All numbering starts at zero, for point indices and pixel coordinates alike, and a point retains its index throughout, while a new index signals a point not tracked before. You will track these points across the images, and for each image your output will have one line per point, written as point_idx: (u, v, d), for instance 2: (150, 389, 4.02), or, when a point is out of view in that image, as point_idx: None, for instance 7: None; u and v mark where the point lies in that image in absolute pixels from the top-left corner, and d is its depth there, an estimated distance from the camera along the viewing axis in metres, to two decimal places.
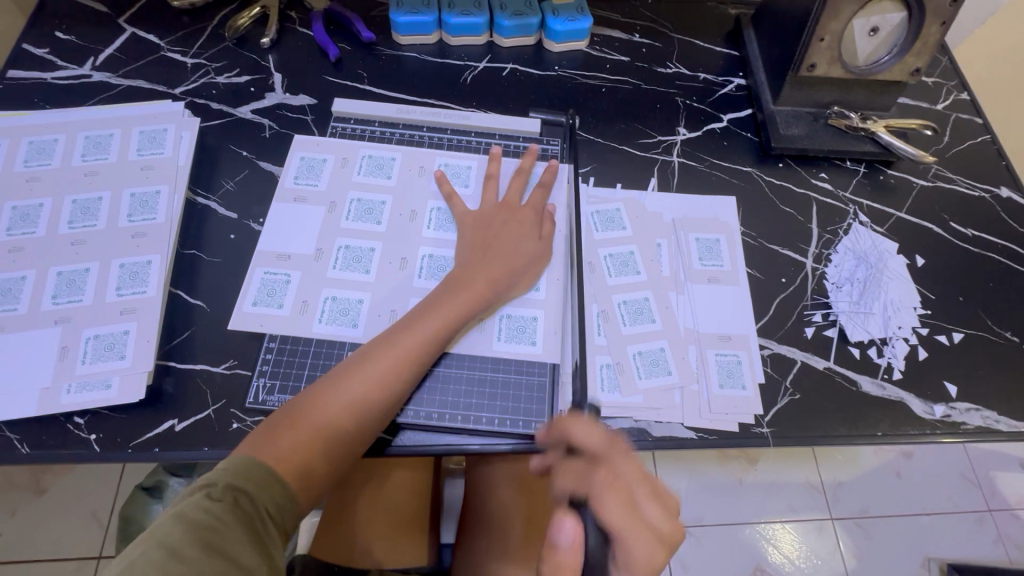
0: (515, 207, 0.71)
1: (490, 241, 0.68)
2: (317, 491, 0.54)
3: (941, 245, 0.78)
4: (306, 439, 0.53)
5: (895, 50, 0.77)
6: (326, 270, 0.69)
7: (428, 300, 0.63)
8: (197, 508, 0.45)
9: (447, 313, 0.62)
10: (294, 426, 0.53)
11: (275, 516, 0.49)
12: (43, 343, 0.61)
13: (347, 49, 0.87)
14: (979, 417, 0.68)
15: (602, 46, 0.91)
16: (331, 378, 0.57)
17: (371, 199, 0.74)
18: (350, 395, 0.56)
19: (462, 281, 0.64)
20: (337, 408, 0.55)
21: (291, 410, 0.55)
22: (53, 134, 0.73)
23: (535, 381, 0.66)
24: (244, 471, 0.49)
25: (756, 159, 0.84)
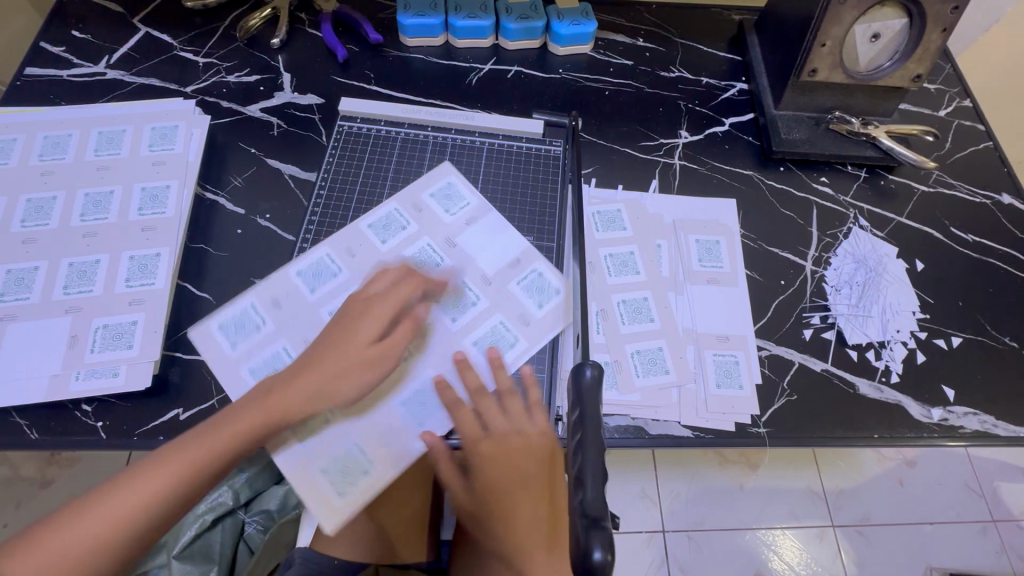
0: (408, 274, 0.63)
1: (344, 319, 0.59)
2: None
3: (941, 250, 0.79)
4: (47, 554, 0.46)
5: (896, 56, 0.78)
6: (292, 277, 0.67)
7: (267, 385, 0.56)
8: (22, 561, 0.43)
9: (271, 408, 0.54)
10: (31, 544, 0.46)
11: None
12: (54, 331, 0.62)
13: (355, 50, 0.89)
14: (977, 421, 0.68)
15: (606, 50, 0.92)
16: (151, 462, 0.50)
17: (388, 216, 0.73)
18: (138, 496, 0.49)
19: (299, 376, 0.56)
20: (112, 518, 0.47)
21: (73, 507, 0.48)
22: (67, 129, 0.75)
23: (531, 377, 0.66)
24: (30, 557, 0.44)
25: (757, 162, 0.84)
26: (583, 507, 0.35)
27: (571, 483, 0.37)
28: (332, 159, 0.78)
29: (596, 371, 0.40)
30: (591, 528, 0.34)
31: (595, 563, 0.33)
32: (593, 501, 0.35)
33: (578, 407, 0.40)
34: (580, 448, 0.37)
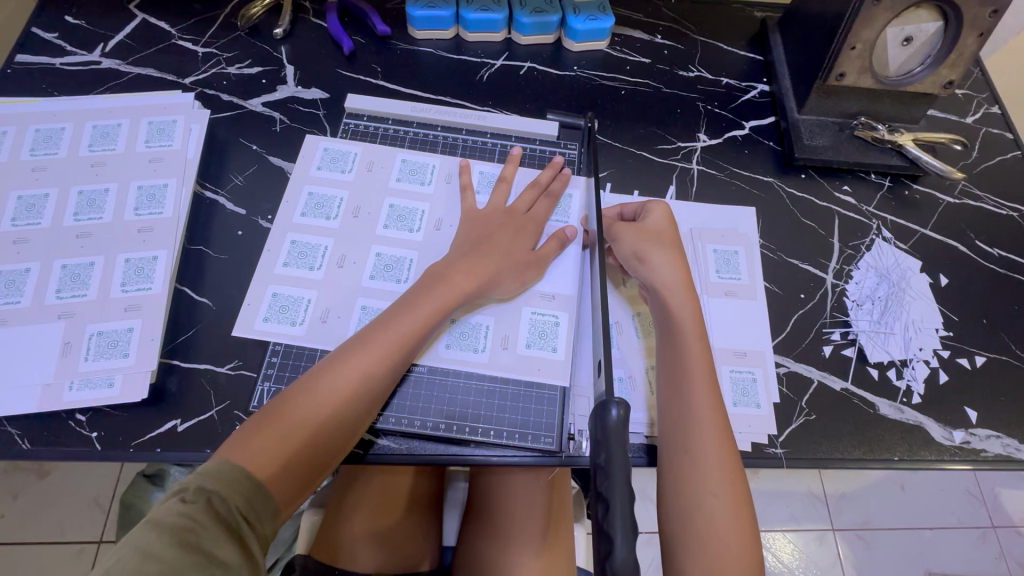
0: (517, 215, 0.69)
1: (481, 241, 0.66)
2: (297, 496, 0.52)
3: (966, 265, 0.76)
4: (262, 445, 0.50)
5: (928, 61, 0.74)
6: (375, 228, 0.70)
7: (409, 295, 0.61)
8: (171, 513, 0.43)
9: (425, 312, 0.59)
10: (248, 440, 0.50)
11: (250, 519, 0.46)
12: (47, 337, 0.60)
13: (361, 42, 0.85)
14: (999, 444, 0.66)
15: (622, 47, 0.89)
16: (320, 370, 0.55)
17: (406, 207, 0.72)
18: (323, 396, 0.54)
19: (437, 284, 0.61)
20: (309, 415, 0.53)
21: (273, 407, 0.53)
22: (60, 122, 0.72)
23: (544, 392, 0.64)
24: (217, 473, 0.47)
25: (777, 169, 0.81)
26: (611, 569, 0.32)
27: (597, 536, 0.34)
28: (338, 156, 0.74)
29: (622, 412, 0.38)
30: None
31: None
32: (623, 560, 0.32)
33: (603, 450, 0.37)
34: (606, 499, 0.35)
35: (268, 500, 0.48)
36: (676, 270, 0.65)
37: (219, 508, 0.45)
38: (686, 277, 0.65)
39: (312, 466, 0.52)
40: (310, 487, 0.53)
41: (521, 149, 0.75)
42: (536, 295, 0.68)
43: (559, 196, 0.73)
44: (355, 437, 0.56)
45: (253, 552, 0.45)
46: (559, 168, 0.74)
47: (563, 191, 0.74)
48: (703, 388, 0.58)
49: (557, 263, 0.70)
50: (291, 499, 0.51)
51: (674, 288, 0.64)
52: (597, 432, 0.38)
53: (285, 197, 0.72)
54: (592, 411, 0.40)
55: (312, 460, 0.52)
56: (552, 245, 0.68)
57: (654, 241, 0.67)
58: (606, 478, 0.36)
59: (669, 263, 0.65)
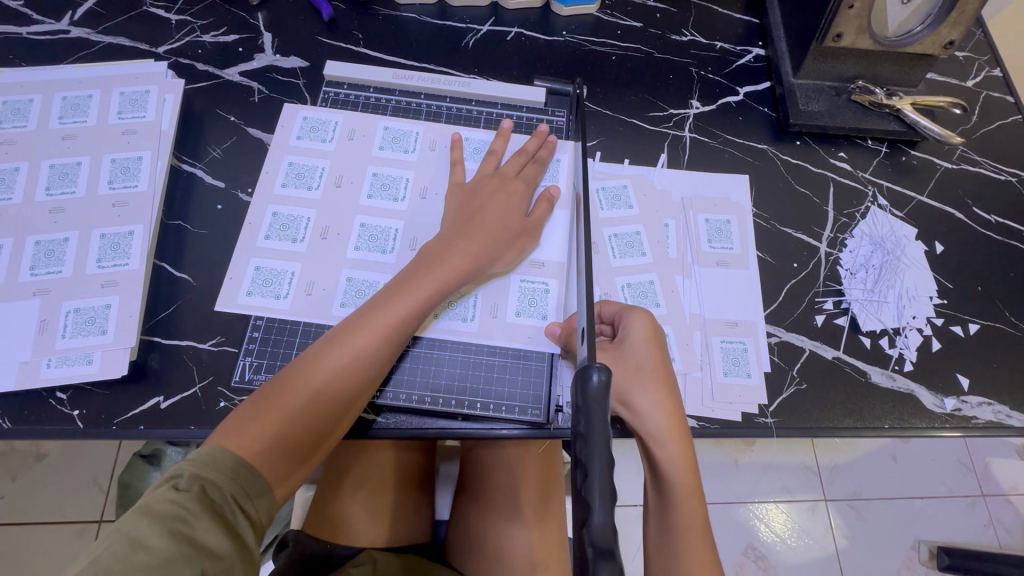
0: (507, 179, 0.67)
1: (470, 210, 0.63)
2: (295, 476, 0.51)
3: (963, 232, 0.75)
4: (257, 432, 0.49)
5: (928, 20, 0.72)
6: (359, 198, 0.68)
7: (405, 274, 0.58)
8: (162, 501, 0.42)
9: (420, 294, 0.56)
10: (242, 426, 0.49)
11: (243, 503, 0.46)
12: (22, 315, 0.58)
13: (341, 8, 0.81)
14: (990, 411, 0.66)
15: (613, 11, 0.85)
16: (313, 354, 0.53)
17: (389, 174, 0.70)
18: (318, 380, 0.52)
19: (434, 265, 0.58)
20: (305, 399, 0.51)
21: (266, 389, 0.51)
22: (28, 93, 0.69)
23: (531, 362, 0.63)
24: (211, 460, 0.46)
25: (771, 136, 0.79)
26: (589, 537, 0.31)
27: (576, 503, 0.34)
28: (318, 125, 0.72)
29: (604, 376, 0.37)
30: (600, 563, 0.30)
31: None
32: (601, 529, 0.31)
33: (584, 417, 0.37)
34: (585, 466, 0.34)
35: (264, 482, 0.48)
36: (664, 412, 0.55)
37: (213, 494, 0.44)
38: (675, 418, 0.55)
39: (308, 448, 0.52)
40: (309, 465, 0.53)
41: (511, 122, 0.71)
42: (524, 264, 0.66)
43: (547, 164, 0.71)
44: (353, 417, 0.55)
45: (245, 539, 0.44)
46: (545, 136, 0.72)
47: (551, 158, 0.72)
48: (694, 546, 0.52)
49: (547, 229, 0.68)
50: (289, 479, 0.51)
51: (663, 438, 0.55)
52: (577, 401, 0.37)
53: (266, 168, 0.70)
54: (573, 379, 0.39)
55: (307, 441, 0.51)
56: (544, 210, 0.67)
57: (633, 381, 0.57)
58: (585, 444, 0.35)
59: (657, 424, 0.55)
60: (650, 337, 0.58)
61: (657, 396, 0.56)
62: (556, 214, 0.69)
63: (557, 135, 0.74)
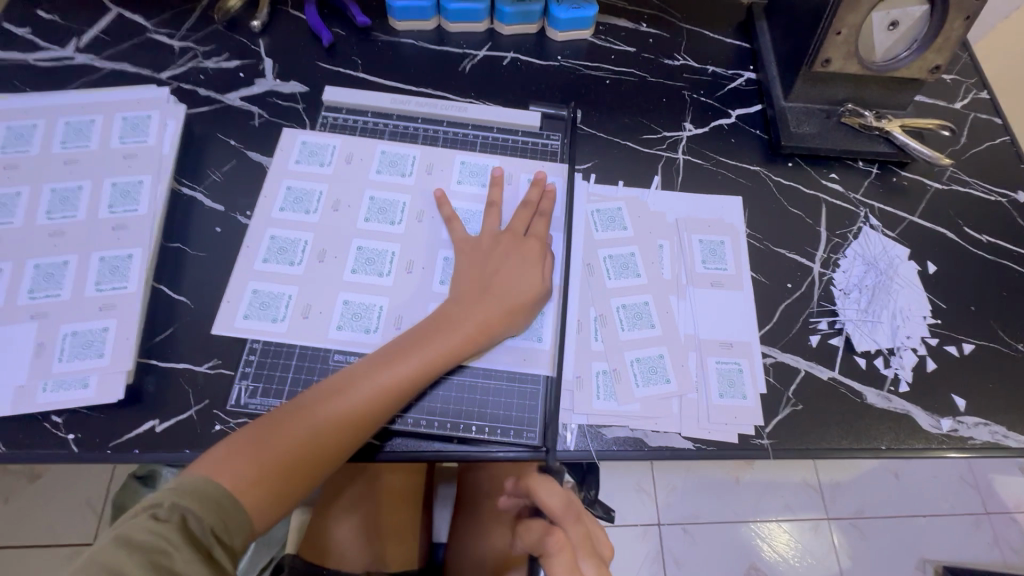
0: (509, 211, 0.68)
1: (489, 271, 0.64)
2: (278, 513, 0.51)
3: (954, 252, 0.75)
4: (255, 461, 0.50)
5: (914, 46, 0.74)
6: (356, 221, 0.69)
7: (422, 330, 0.59)
8: (141, 531, 0.42)
9: (434, 351, 0.58)
10: (243, 452, 0.50)
11: (221, 537, 0.46)
12: (20, 338, 0.59)
13: (341, 34, 0.83)
14: (987, 432, 0.66)
15: (607, 36, 0.87)
16: (322, 392, 0.55)
17: (387, 199, 0.71)
18: (323, 420, 0.53)
19: (456, 320, 0.60)
20: (305, 437, 0.52)
21: (270, 423, 0.52)
22: (31, 119, 0.70)
23: (527, 385, 0.64)
24: (197, 490, 0.46)
25: (764, 157, 0.80)
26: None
27: None
28: (316, 151, 0.73)
29: None
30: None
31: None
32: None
33: None
34: None
35: (245, 519, 0.48)
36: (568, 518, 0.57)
37: (192, 527, 0.44)
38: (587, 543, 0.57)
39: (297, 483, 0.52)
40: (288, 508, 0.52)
41: (501, 170, 0.72)
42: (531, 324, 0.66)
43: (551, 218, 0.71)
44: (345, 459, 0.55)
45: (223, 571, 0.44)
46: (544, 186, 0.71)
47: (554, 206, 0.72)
48: None
49: None
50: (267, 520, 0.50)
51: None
52: None
53: (265, 192, 0.71)
54: None
55: (293, 483, 0.51)
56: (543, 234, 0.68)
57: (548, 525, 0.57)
58: None
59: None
60: (567, 509, 0.58)
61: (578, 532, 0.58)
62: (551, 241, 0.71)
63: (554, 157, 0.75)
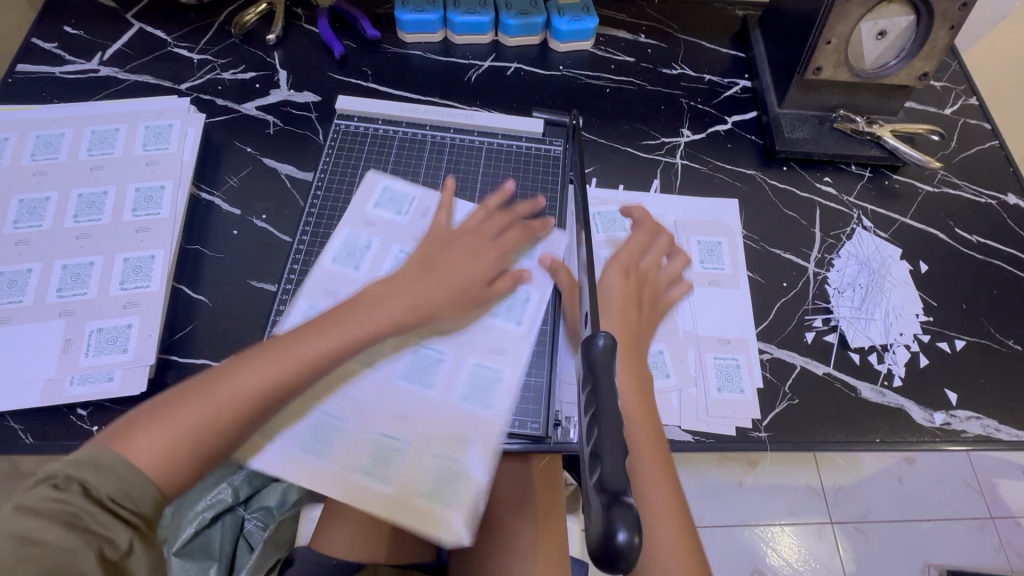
0: (487, 228, 0.69)
1: (433, 263, 0.64)
2: (172, 490, 0.45)
3: (945, 252, 0.78)
4: (163, 429, 0.45)
5: (902, 53, 0.76)
6: (367, 208, 0.73)
7: (345, 309, 0.58)
8: (40, 501, 0.38)
9: (360, 323, 0.57)
10: (144, 423, 0.45)
11: (123, 505, 0.41)
12: (48, 335, 0.62)
13: (352, 46, 0.87)
14: (979, 426, 0.67)
15: (607, 47, 0.91)
16: (225, 369, 0.51)
17: (396, 189, 0.74)
18: (226, 393, 0.48)
19: (382, 296, 0.60)
20: (206, 408, 0.47)
21: (169, 398, 0.48)
22: (59, 127, 0.74)
23: (530, 378, 0.65)
24: (91, 456, 0.42)
25: (759, 161, 0.83)
26: (601, 481, 0.32)
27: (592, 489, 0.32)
28: (329, 158, 0.76)
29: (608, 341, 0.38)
30: (614, 504, 0.31)
31: (619, 545, 0.30)
32: (614, 475, 0.32)
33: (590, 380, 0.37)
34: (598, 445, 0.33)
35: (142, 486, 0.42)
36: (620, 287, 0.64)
37: (94, 491, 0.40)
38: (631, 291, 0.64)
39: (202, 458, 0.46)
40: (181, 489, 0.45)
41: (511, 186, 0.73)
42: (482, 346, 0.64)
43: (537, 236, 0.71)
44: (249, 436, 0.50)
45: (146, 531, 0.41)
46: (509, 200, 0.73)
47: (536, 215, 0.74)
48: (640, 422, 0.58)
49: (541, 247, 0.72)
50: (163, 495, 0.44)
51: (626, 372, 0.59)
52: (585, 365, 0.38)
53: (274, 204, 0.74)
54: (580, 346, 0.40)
55: (192, 455, 0.46)
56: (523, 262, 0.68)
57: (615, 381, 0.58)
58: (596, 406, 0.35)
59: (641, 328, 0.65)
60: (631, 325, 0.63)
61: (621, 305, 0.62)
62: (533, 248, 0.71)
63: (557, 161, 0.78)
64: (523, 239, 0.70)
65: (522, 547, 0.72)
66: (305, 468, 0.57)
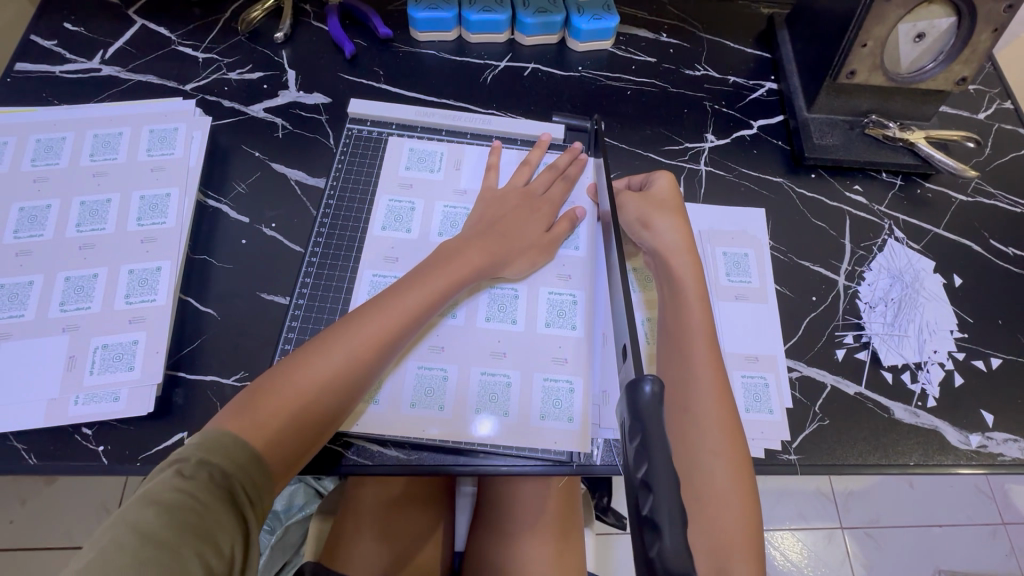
0: (534, 196, 0.69)
1: (493, 221, 0.65)
2: (299, 462, 0.50)
3: (981, 266, 0.75)
4: (274, 410, 0.48)
5: (940, 57, 0.73)
6: (398, 169, 0.73)
7: (419, 270, 0.59)
8: (169, 490, 0.41)
9: (439, 284, 0.58)
10: (255, 404, 0.48)
11: (252, 496, 0.45)
12: (52, 351, 0.59)
13: (363, 45, 0.84)
14: (1016, 449, 0.65)
15: (627, 46, 0.87)
16: (314, 348, 0.52)
17: (425, 149, 0.75)
18: (322, 372, 0.51)
19: (454, 253, 0.61)
20: (307, 389, 0.50)
21: (267, 383, 0.50)
22: (60, 131, 0.71)
23: (561, 379, 0.62)
24: (217, 446, 0.45)
25: (786, 169, 0.80)
26: (661, 562, 0.28)
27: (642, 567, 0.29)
28: (341, 165, 0.74)
29: (658, 389, 0.34)
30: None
31: None
32: (674, 549, 0.28)
33: (639, 434, 0.33)
34: (654, 521, 0.30)
35: (268, 471, 0.46)
36: (679, 237, 0.66)
37: (221, 483, 0.43)
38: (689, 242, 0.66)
39: (315, 431, 0.51)
40: (303, 461, 0.50)
41: (549, 136, 0.75)
42: (552, 275, 0.68)
43: (575, 182, 0.73)
44: (352, 404, 0.53)
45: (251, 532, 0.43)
46: (576, 154, 0.74)
47: (580, 176, 0.73)
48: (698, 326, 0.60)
49: (568, 245, 0.70)
50: (289, 469, 0.49)
51: (677, 252, 0.65)
52: (630, 415, 0.34)
53: (282, 208, 0.72)
54: (623, 391, 0.36)
55: (308, 431, 0.50)
56: (565, 226, 0.68)
57: (682, 336, 0.60)
58: (648, 465, 0.31)
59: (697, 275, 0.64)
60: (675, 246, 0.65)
61: (690, 263, 0.64)
62: (570, 196, 0.72)
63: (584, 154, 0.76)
64: (566, 192, 0.71)
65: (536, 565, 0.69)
66: (379, 418, 0.59)
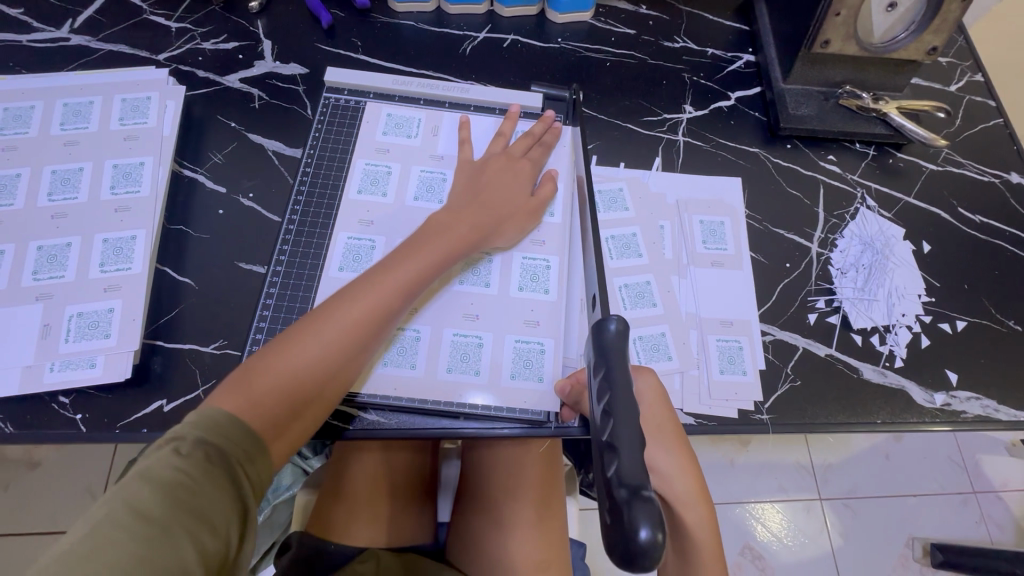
0: (512, 158, 0.69)
1: (469, 187, 0.65)
2: (297, 433, 0.51)
3: (948, 233, 0.77)
4: (270, 385, 0.49)
5: (912, 27, 0.74)
6: (375, 134, 0.73)
7: (409, 243, 0.59)
8: (164, 466, 0.41)
9: (429, 257, 0.58)
10: (249, 383, 0.48)
11: (247, 467, 0.45)
12: (25, 319, 0.59)
13: (340, 16, 0.83)
14: (979, 406, 0.67)
15: (607, 18, 0.87)
16: (307, 324, 0.52)
17: (404, 115, 0.74)
18: (316, 347, 0.51)
19: (443, 226, 0.61)
20: (301, 364, 0.50)
21: (262, 359, 0.50)
22: (29, 99, 0.69)
23: (532, 340, 0.63)
24: (210, 419, 0.45)
25: (762, 139, 0.81)
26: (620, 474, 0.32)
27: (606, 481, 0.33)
28: (318, 134, 0.73)
29: (619, 326, 0.40)
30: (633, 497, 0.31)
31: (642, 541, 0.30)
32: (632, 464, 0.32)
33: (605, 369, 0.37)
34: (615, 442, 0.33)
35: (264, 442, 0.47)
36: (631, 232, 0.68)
37: (217, 457, 0.43)
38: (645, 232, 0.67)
39: (312, 405, 0.51)
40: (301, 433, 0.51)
41: (518, 106, 0.74)
42: (526, 241, 0.68)
43: (551, 148, 0.73)
44: (349, 377, 0.54)
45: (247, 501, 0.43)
46: (551, 122, 0.74)
47: (556, 143, 0.74)
48: None
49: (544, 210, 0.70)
50: (287, 440, 0.50)
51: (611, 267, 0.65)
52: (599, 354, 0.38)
53: (258, 178, 0.71)
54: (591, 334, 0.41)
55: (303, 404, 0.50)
56: (549, 188, 0.69)
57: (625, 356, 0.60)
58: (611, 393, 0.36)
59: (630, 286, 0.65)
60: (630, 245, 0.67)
61: None
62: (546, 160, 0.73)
63: (559, 122, 0.76)
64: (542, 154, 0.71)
65: (520, 528, 0.71)
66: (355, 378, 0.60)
